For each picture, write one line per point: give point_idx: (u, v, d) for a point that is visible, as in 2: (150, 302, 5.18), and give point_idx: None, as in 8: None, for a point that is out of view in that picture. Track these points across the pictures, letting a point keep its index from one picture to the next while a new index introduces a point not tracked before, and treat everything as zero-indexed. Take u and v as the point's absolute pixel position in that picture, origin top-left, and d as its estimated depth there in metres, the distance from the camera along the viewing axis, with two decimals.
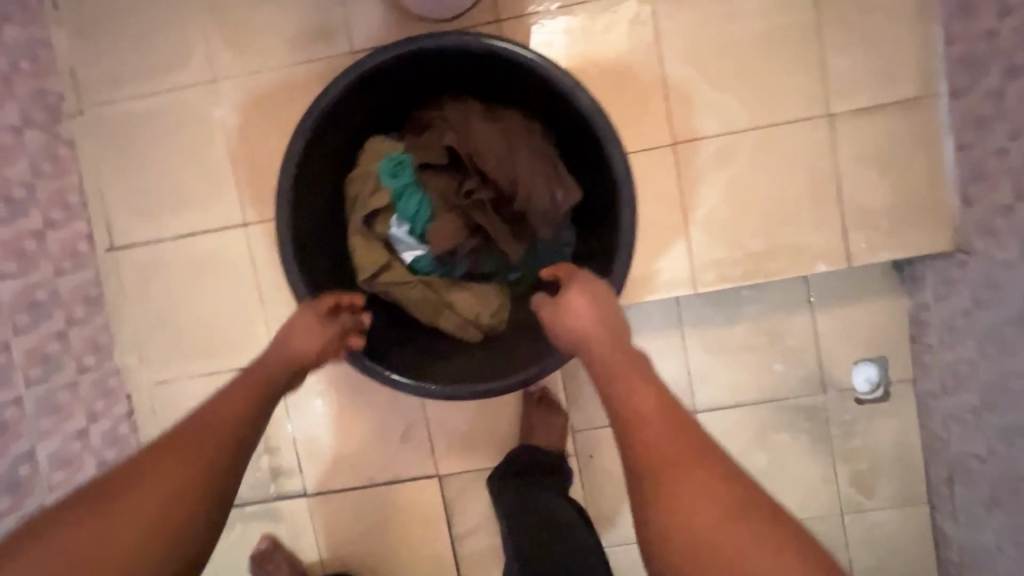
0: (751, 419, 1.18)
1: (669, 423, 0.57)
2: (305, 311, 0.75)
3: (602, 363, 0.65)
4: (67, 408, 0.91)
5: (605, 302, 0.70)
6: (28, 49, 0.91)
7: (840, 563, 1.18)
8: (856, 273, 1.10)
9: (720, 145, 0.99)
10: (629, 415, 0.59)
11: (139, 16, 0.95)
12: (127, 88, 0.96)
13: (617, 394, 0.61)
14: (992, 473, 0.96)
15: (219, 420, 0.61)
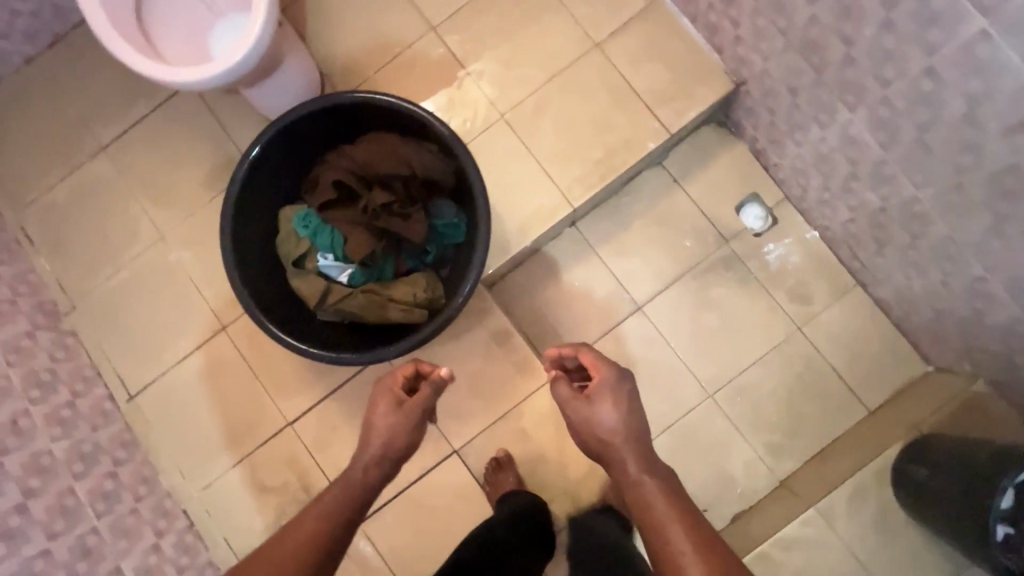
0: (684, 293, 1.36)
1: (698, 539, 0.73)
2: (385, 397, 0.95)
3: (633, 469, 0.83)
4: (135, 529, 1.15)
5: (634, 405, 0.89)
6: (22, 277, 1.27)
7: (822, 371, 1.31)
8: (694, 142, 1.37)
9: (534, 101, 1.26)
10: (659, 538, 0.75)
11: (92, 223, 1.31)
12: (101, 274, 1.30)
13: (646, 499, 0.79)
14: (863, 225, 1.15)
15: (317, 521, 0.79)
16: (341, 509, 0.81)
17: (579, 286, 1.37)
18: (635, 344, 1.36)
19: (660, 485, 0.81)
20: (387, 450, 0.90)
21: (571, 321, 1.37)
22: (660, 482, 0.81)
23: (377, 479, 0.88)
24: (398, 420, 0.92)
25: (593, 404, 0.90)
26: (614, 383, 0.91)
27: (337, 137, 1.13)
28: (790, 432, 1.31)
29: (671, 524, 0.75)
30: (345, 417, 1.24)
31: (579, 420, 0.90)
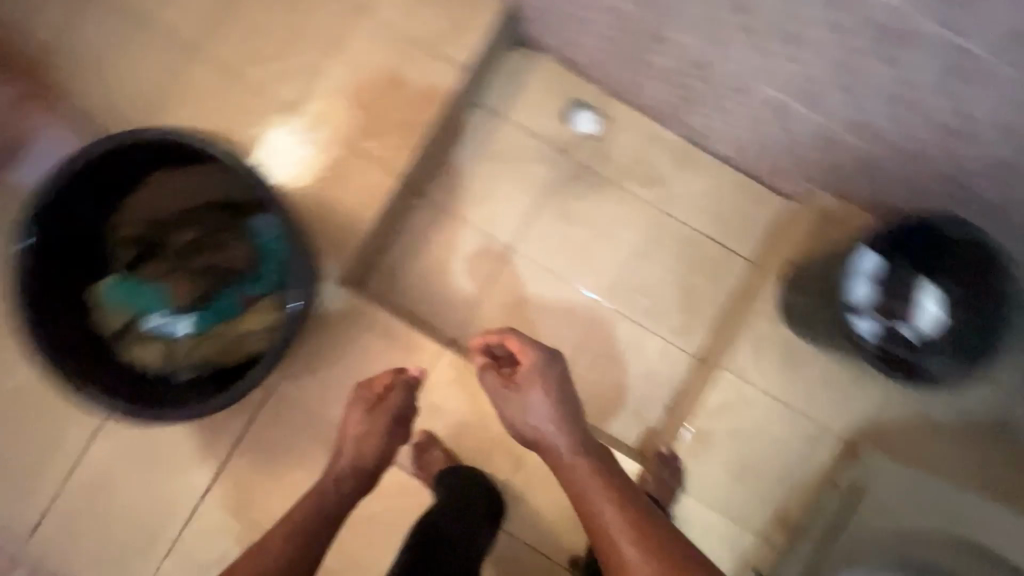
0: (546, 218, 1.35)
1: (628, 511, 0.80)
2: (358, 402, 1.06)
3: (563, 450, 0.88)
4: None
5: (561, 391, 0.92)
6: None
7: (695, 241, 1.33)
8: (501, 70, 1.35)
9: (320, 85, 1.19)
10: (590, 518, 0.81)
11: None
12: None
13: (582, 481, 0.85)
14: (670, 90, 1.16)
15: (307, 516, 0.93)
16: (318, 516, 0.93)
17: (446, 249, 1.34)
18: (519, 284, 1.34)
19: (594, 468, 0.86)
20: (364, 454, 1.02)
21: (451, 285, 1.34)
22: (590, 461, 0.87)
23: (354, 486, 0.99)
24: (366, 427, 1.03)
25: (522, 397, 0.92)
26: (541, 370, 0.93)
27: (114, 194, 1.03)
28: (689, 308, 1.33)
29: (602, 503, 0.81)
30: (257, 465, 1.18)
31: (513, 412, 0.93)
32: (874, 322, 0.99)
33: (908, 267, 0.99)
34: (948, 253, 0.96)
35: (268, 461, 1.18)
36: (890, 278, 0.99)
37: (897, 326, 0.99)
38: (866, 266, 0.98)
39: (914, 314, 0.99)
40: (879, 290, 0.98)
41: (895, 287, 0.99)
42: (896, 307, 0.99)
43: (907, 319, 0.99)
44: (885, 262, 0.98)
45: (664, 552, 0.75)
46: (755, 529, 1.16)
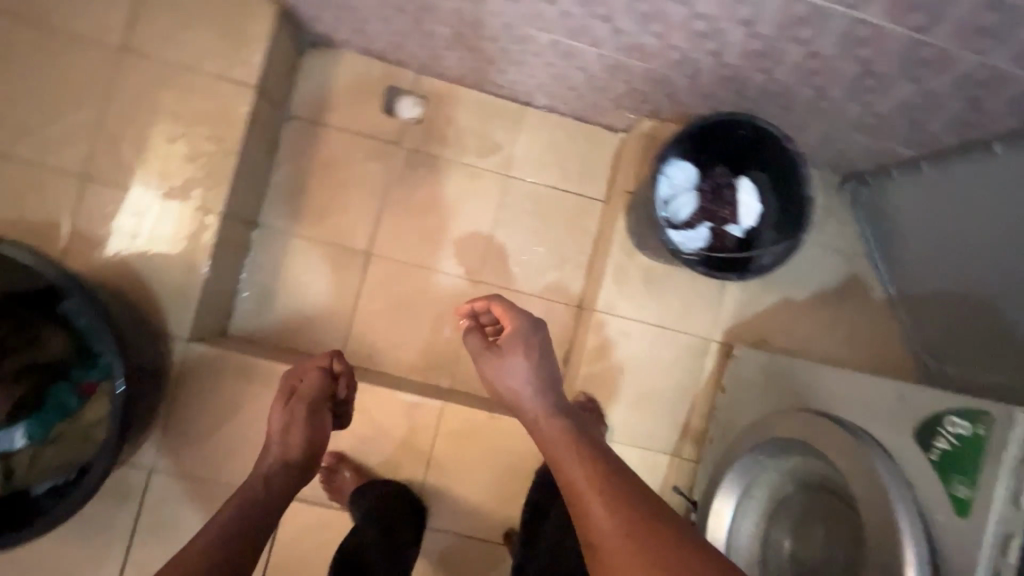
0: (395, 213, 1.32)
1: (605, 483, 0.68)
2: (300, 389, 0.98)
3: (536, 413, 0.79)
4: None
5: (544, 360, 0.82)
6: None
7: (545, 195, 1.34)
8: (303, 77, 1.29)
9: (102, 140, 1.09)
10: (569, 486, 0.69)
11: None
12: None
13: (558, 445, 0.74)
14: (469, 56, 1.14)
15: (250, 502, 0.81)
16: (255, 507, 0.80)
17: (304, 273, 1.30)
18: (388, 286, 1.32)
19: (571, 431, 0.75)
20: (309, 444, 0.93)
21: (321, 306, 1.30)
22: (565, 424, 0.77)
23: (283, 483, 0.87)
24: (291, 418, 0.94)
25: (502, 359, 0.83)
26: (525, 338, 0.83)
27: None
28: (559, 261, 1.34)
29: (580, 472, 0.69)
30: (160, 550, 1.12)
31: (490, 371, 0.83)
32: (704, 229, 1.03)
33: (718, 168, 1.05)
34: (740, 142, 1.01)
35: (172, 543, 1.12)
36: (705, 184, 1.04)
37: (726, 227, 1.03)
38: (674, 181, 1.03)
39: (738, 208, 1.03)
40: (698, 198, 1.04)
41: (713, 190, 1.05)
42: (721, 208, 1.04)
43: (734, 214, 1.03)
44: (694, 171, 1.04)
45: (632, 508, 0.65)
46: (666, 449, 1.21)
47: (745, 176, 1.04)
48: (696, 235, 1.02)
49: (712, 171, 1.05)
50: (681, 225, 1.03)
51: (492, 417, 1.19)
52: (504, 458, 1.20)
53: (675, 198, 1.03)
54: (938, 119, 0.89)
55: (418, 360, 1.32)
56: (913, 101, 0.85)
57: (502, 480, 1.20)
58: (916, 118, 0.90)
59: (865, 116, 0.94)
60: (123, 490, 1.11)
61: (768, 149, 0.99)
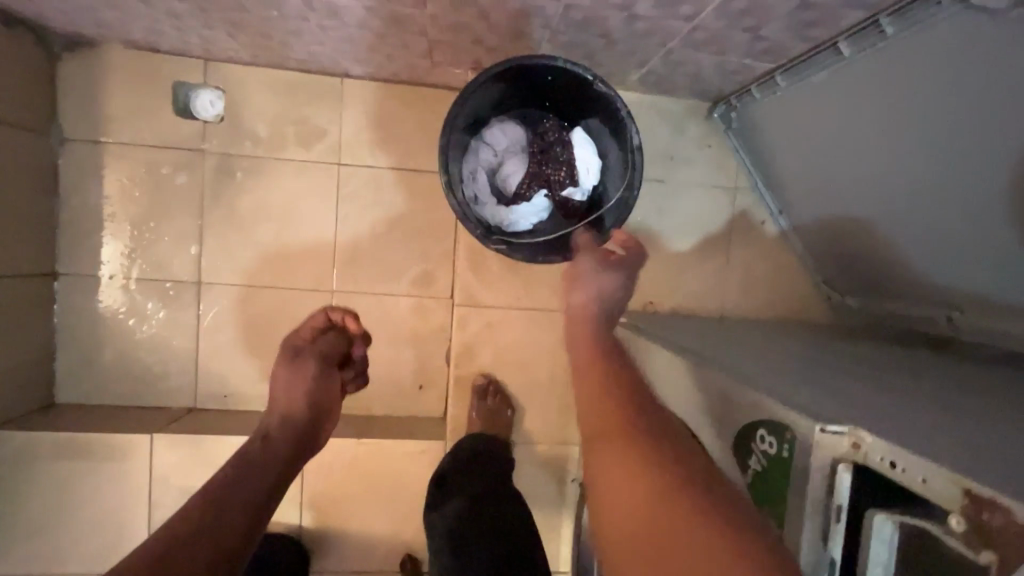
0: (221, 232, 1.14)
1: (630, 392, 0.52)
2: (325, 342, 0.87)
3: (574, 323, 0.66)
4: None
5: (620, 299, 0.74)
6: None
7: (390, 179, 1.16)
8: (71, 89, 1.08)
9: None
10: (580, 377, 0.55)
11: None
12: None
13: (584, 345, 0.61)
14: (239, 31, 0.93)
15: (257, 472, 0.63)
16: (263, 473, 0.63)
17: (129, 318, 1.13)
18: (230, 314, 1.16)
19: (599, 345, 0.61)
20: (315, 405, 0.79)
21: (159, 351, 1.14)
22: (592, 334, 0.63)
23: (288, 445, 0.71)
24: (300, 372, 0.81)
25: (606, 269, 0.75)
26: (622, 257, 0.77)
27: None
28: (420, 251, 1.18)
29: (598, 371, 0.55)
30: None
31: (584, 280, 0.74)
32: (538, 198, 0.92)
33: (550, 124, 0.93)
34: (559, 92, 0.87)
35: None
36: (535, 144, 0.93)
37: (565, 190, 0.91)
38: (499, 145, 0.92)
39: (574, 166, 0.91)
40: (528, 163, 0.92)
41: (546, 150, 0.93)
42: (556, 170, 0.92)
43: (570, 174, 0.92)
44: (520, 130, 0.92)
45: (619, 414, 0.48)
46: (561, 440, 1.10)
47: (579, 128, 0.91)
48: (529, 207, 0.92)
49: (542, 130, 0.93)
50: (513, 196, 0.92)
51: (363, 443, 1.07)
52: (386, 483, 1.08)
53: (504, 165, 0.92)
54: (773, 25, 0.71)
55: None
56: (732, 8, 0.68)
57: (389, 505, 1.09)
58: (749, 27, 0.73)
59: (692, 32, 0.76)
60: None
61: (580, 96, 0.85)
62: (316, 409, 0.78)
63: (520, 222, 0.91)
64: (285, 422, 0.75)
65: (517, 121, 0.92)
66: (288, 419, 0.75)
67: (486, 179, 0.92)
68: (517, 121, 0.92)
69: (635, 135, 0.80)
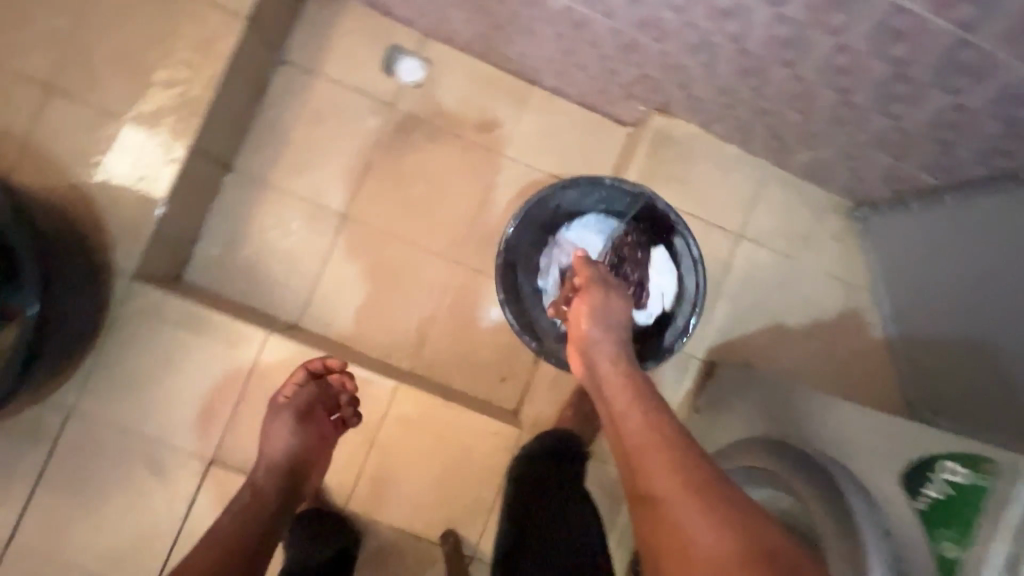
0: (380, 178, 1.24)
1: (672, 444, 0.66)
2: (313, 390, 1.01)
3: (603, 363, 0.80)
4: None
5: (617, 330, 0.84)
6: None
7: (542, 181, 1.26)
8: (304, 22, 1.22)
9: (73, 57, 1.01)
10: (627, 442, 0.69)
11: None
12: None
13: (620, 398, 0.75)
14: (479, 17, 1.06)
15: (250, 512, 0.92)
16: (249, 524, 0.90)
17: (272, 228, 1.22)
18: (360, 254, 1.23)
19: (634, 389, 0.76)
20: (291, 452, 0.98)
21: (286, 266, 1.22)
22: (628, 375, 0.78)
23: (275, 487, 0.97)
24: (280, 426, 0.99)
25: (596, 319, 0.84)
26: (605, 280, 0.89)
27: None
28: None
29: (634, 418, 0.71)
30: (70, 500, 1.02)
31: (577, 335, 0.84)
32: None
33: (630, 237, 1.02)
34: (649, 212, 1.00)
35: (84, 493, 1.03)
36: (609, 255, 1.01)
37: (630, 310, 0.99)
38: (576, 243, 1.02)
39: (645, 289, 1.00)
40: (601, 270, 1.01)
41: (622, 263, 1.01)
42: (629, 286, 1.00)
43: (636, 297, 1.00)
44: (598, 236, 1.02)
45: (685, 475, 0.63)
46: None
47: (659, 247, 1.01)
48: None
49: (622, 240, 1.02)
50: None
51: (447, 404, 1.11)
52: (453, 453, 1.11)
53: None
54: (968, 143, 0.81)
55: (382, 337, 1.23)
56: (942, 118, 0.78)
57: (451, 475, 1.11)
58: (944, 139, 0.82)
59: (889, 130, 0.86)
60: (36, 429, 1.01)
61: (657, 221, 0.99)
62: (288, 456, 0.98)
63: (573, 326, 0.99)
64: (272, 466, 0.98)
65: (601, 221, 1.03)
66: (273, 464, 0.98)
67: (557, 270, 1.01)
68: (602, 223, 1.03)
69: (696, 251, 0.97)
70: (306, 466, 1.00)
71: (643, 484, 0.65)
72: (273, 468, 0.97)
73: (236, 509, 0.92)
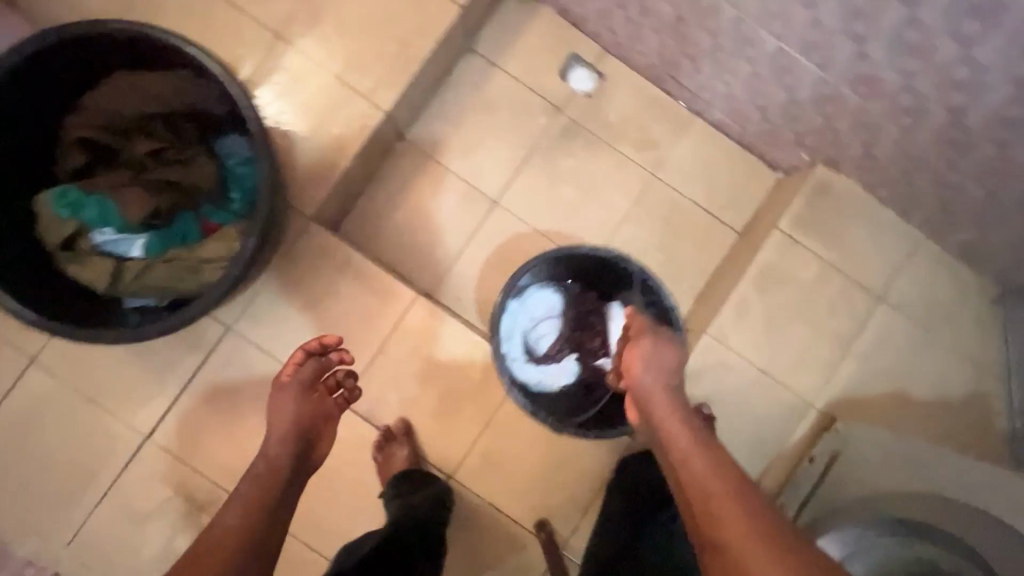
0: (535, 174, 1.30)
1: (738, 495, 0.67)
2: (313, 363, 0.95)
3: (660, 411, 0.82)
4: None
5: (672, 382, 0.86)
6: None
7: (686, 207, 1.30)
8: (498, 18, 1.30)
9: (307, 12, 1.12)
10: (697, 492, 0.70)
11: None
12: None
13: (683, 444, 0.76)
14: (674, 43, 1.13)
15: (246, 498, 0.79)
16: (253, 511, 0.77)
17: (428, 200, 1.29)
18: (502, 240, 1.29)
19: (696, 436, 0.77)
20: (295, 426, 0.88)
21: (432, 237, 1.29)
22: (687, 423, 0.79)
23: (286, 459, 0.85)
24: (285, 399, 0.90)
25: (648, 373, 0.86)
26: (655, 330, 0.92)
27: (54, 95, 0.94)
28: (674, 276, 1.30)
29: (698, 467, 0.72)
30: (210, 408, 1.10)
31: (633, 388, 0.86)
32: (567, 362, 1.19)
33: (586, 295, 1.21)
34: (598, 271, 1.17)
35: (225, 405, 1.10)
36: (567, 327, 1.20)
37: (597, 360, 1.19)
38: (535, 312, 1.19)
39: (606, 340, 1.19)
40: (561, 328, 1.21)
41: (580, 316, 1.21)
42: (593, 339, 1.20)
43: (602, 347, 1.20)
44: (557, 298, 1.21)
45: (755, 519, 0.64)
46: None
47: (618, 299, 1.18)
48: (557, 366, 1.19)
49: (580, 299, 1.21)
50: (543, 357, 1.19)
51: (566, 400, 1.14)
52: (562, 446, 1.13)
53: (536, 329, 1.20)
54: None
55: None
56: None
57: (555, 469, 1.13)
58: None
59: None
60: (198, 337, 1.10)
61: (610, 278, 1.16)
62: (290, 430, 0.88)
63: (549, 379, 1.18)
64: (273, 447, 0.86)
65: (553, 290, 1.20)
66: (275, 441, 0.86)
67: (520, 342, 1.19)
68: (554, 288, 1.20)
69: (670, 301, 1.08)
70: (310, 443, 0.90)
71: (712, 530, 0.65)
72: (276, 444, 0.86)
73: (241, 493, 0.79)
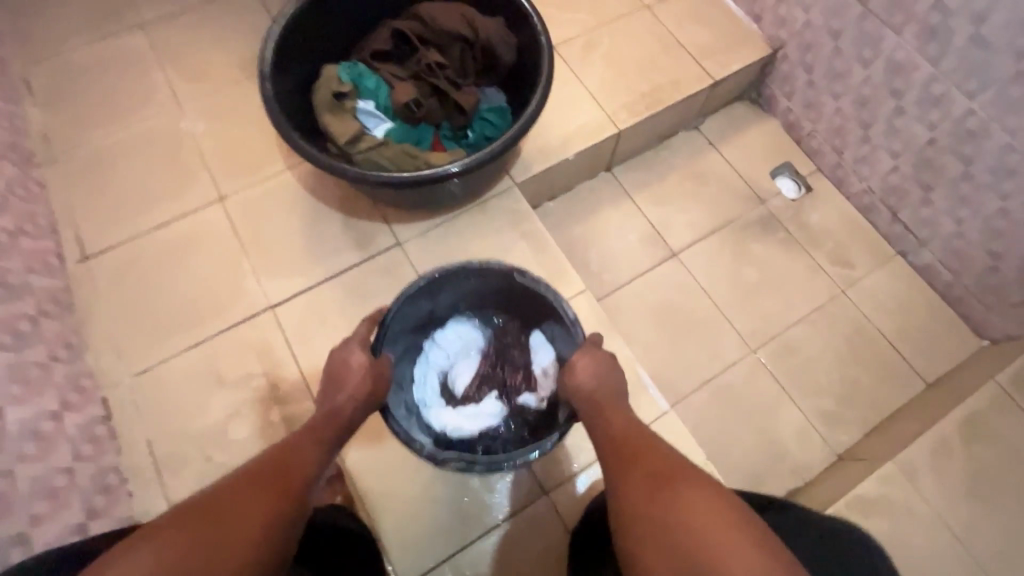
0: (723, 245, 1.29)
1: (646, 461, 0.67)
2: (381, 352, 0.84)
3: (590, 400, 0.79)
4: (90, 391, 0.95)
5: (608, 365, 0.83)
6: (13, 126, 1.13)
7: (871, 334, 1.20)
8: (729, 113, 1.41)
9: (584, 42, 1.30)
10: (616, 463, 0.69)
11: (115, 87, 1.21)
12: (103, 140, 1.17)
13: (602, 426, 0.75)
14: (909, 168, 1.16)
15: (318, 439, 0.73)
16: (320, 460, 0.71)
17: (612, 228, 1.30)
18: (670, 289, 1.24)
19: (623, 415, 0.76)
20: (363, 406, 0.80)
21: (603, 260, 1.26)
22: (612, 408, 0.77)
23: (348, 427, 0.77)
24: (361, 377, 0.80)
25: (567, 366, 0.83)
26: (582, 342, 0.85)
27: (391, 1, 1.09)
28: (846, 399, 1.15)
29: (613, 447, 0.71)
30: (340, 308, 1.05)
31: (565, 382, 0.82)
32: (488, 403, 0.94)
33: (510, 326, 1.00)
34: (513, 301, 0.96)
35: (357, 312, 1.04)
36: (484, 364, 0.98)
37: (519, 397, 0.95)
38: (451, 346, 0.98)
39: (530, 373, 0.96)
40: (480, 365, 0.98)
41: (498, 351, 0.99)
42: (510, 374, 0.97)
43: (526, 382, 0.96)
44: (473, 331, 1.00)
45: (621, 444, 0.71)
46: None
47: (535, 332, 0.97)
48: (476, 409, 0.93)
49: (500, 330, 1.00)
50: (460, 400, 0.95)
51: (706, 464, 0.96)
52: None
53: (454, 366, 0.97)
54: None
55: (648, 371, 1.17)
56: None
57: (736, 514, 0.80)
58: None
59: None
60: (366, 240, 1.10)
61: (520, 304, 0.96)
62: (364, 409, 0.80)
63: (468, 425, 0.92)
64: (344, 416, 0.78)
65: (473, 322, 1.00)
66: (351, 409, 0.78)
67: (435, 384, 0.96)
68: (465, 318, 1.00)
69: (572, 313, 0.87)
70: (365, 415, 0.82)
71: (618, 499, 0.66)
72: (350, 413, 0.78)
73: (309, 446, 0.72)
